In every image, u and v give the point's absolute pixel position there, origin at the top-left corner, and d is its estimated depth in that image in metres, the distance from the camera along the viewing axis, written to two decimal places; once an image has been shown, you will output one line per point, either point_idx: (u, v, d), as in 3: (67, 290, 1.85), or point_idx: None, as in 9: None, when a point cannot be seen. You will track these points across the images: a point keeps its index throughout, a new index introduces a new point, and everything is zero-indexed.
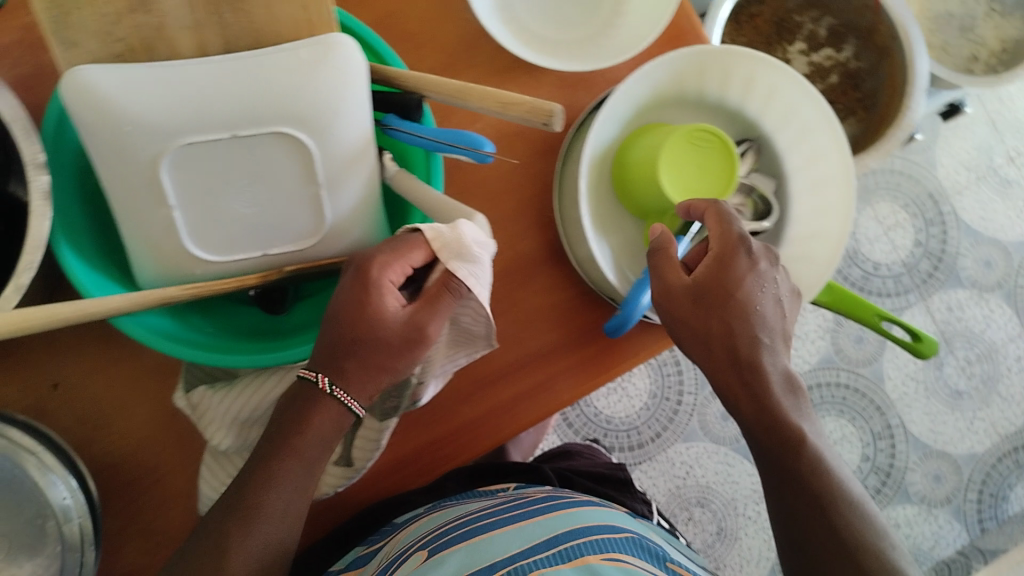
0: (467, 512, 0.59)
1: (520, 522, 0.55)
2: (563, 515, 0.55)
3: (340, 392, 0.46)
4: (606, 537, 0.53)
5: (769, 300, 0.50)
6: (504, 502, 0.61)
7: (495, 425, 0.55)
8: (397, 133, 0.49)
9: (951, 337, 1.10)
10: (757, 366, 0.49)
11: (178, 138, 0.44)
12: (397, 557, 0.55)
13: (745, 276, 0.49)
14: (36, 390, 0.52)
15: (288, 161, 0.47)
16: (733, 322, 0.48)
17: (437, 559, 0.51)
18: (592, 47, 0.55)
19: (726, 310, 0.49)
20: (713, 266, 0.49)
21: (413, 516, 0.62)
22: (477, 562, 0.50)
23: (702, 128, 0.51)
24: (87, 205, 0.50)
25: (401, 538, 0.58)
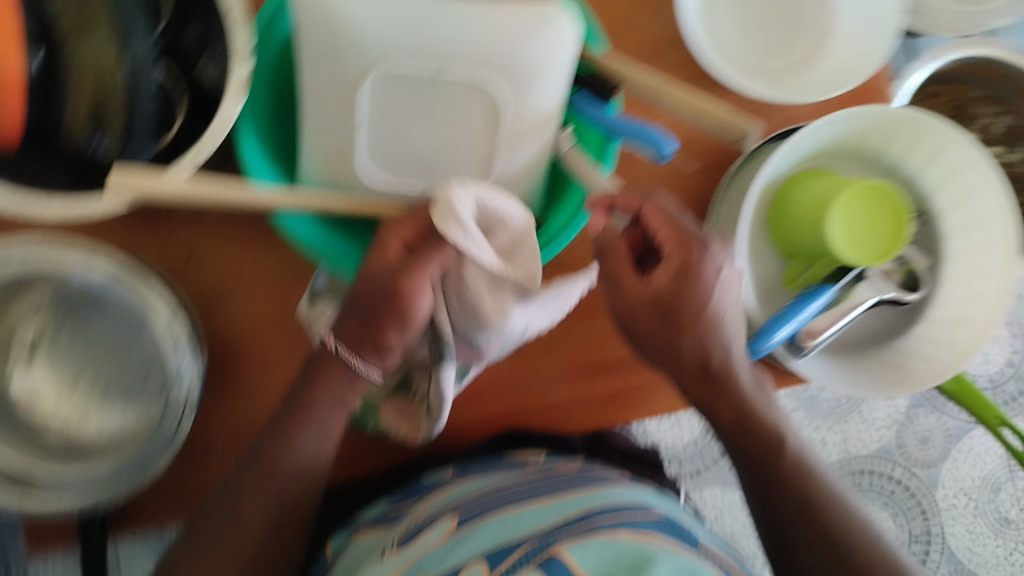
0: (497, 486, 0.60)
1: (550, 500, 0.55)
2: (596, 490, 0.55)
3: (342, 349, 0.47)
4: (637, 513, 0.52)
5: (729, 291, 0.48)
6: (535, 478, 0.60)
7: (540, 413, 0.60)
8: (580, 111, 0.49)
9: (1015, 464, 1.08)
10: (725, 375, 0.50)
11: (388, 61, 0.45)
12: (424, 524, 0.56)
13: (687, 278, 0.46)
14: (170, 258, 0.54)
15: (480, 109, 0.47)
16: (691, 334, 0.47)
17: (468, 533, 0.52)
18: (784, 82, 0.54)
19: (686, 317, 0.47)
20: (667, 273, 0.46)
21: (445, 484, 0.62)
22: (505, 537, 0.51)
23: (881, 187, 0.51)
24: (271, 96, 0.51)
25: (432, 502, 0.60)
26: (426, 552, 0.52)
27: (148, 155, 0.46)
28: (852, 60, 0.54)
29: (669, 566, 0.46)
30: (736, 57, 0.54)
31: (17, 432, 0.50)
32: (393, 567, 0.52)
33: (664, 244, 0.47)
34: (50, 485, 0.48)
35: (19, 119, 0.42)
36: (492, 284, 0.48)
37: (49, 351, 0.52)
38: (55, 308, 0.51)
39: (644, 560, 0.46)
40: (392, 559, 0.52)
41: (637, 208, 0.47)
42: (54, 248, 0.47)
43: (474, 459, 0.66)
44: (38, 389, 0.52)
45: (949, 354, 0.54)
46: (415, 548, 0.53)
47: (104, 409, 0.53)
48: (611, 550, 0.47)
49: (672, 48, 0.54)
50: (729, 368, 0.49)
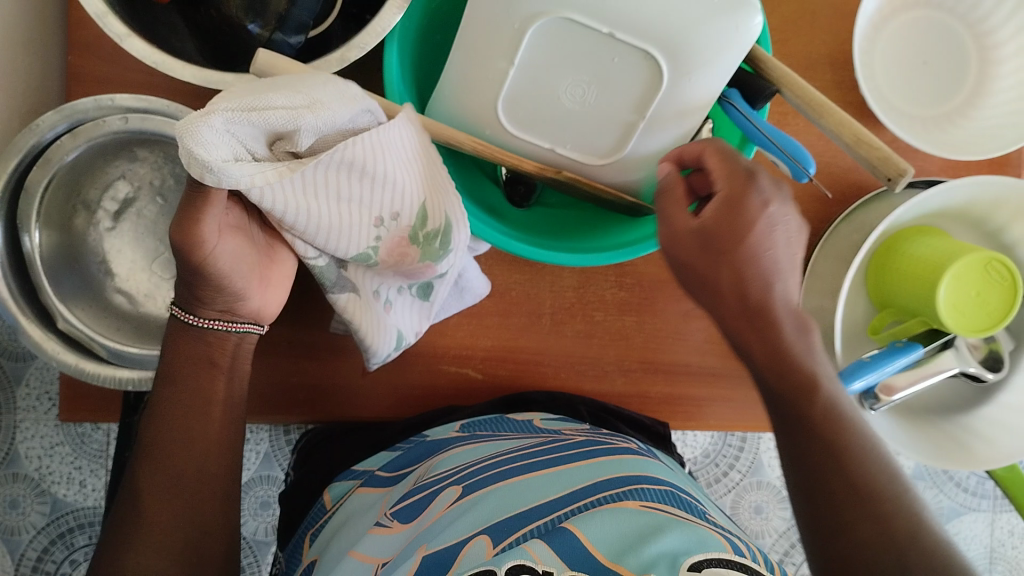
0: (501, 450, 0.50)
1: (557, 466, 0.46)
2: (607, 461, 0.46)
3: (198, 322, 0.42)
4: (649, 488, 0.42)
5: (779, 241, 0.39)
6: (542, 441, 0.51)
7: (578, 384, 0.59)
8: (731, 109, 0.48)
9: (998, 557, 1.01)
10: (770, 315, 0.39)
11: (563, 10, 0.44)
12: (427, 485, 0.48)
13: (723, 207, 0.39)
14: None
15: (636, 82, 0.47)
16: (730, 267, 0.39)
17: (469, 501, 0.43)
18: (925, 134, 0.54)
19: (736, 257, 0.39)
20: (722, 169, 0.40)
21: (450, 442, 0.53)
22: (509, 511, 0.41)
23: (1002, 262, 0.50)
24: (427, 19, 0.50)
25: (436, 463, 0.50)
26: (430, 522, 0.43)
27: (296, 44, 0.47)
28: (999, 131, 0.53)
29: (680, 534, 0.36)
30: (887, 96, 0.55)
31: (91, 293, 0.50)
32: (395, 542, 0.43)
33: (715, 176, 0.40)
34: (113, 351, 0.48)
35: None
36: (354, 209, 0.39)
37: (133, 220, 0.52)
38: (158, 172, 0.51)
39: (652, 530, 0.36)
40: (395, 531, 0.45)
41: (697, 153, 0.42)
42: (180, 115, 0.47)
43: (479, 417, 0.56)
44: (116, 252, 0.51)
45: (1013, 441, 0.53)
46: (418, 519, 0.45)
47: (174, 289, 0.52)
48: (616, 520, 0.37)
49: (837, 67, 0.55)
50: (773, 303, 0.39)
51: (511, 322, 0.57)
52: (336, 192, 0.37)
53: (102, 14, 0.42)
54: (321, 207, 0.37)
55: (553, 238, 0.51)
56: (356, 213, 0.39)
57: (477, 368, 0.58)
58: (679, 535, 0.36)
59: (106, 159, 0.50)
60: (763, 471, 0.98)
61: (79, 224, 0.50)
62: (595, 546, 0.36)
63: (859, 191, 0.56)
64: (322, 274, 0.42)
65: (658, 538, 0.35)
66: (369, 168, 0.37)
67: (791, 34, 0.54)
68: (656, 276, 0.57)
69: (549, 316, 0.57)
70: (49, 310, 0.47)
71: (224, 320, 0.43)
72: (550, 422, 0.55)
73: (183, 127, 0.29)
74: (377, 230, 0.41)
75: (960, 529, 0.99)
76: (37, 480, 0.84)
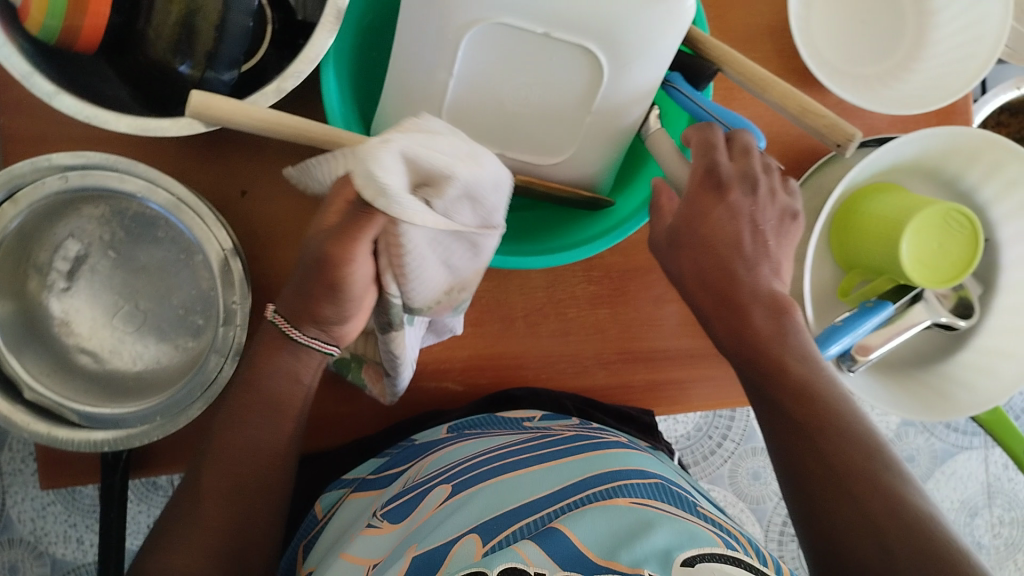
0: (489, 448, 0.50)
1: (544, 464, 0.46)
2: (602, 457, 0.46)
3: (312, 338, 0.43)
4: (638, 483, 0.41)
5: (743, 228, 0.43)
6: (532, 436, 0.51)
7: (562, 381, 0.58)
8: (675, 93, 0.48)
9: (995, 492, 1.02)
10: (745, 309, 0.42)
11: (495, 17, 0.43)
12: (417, 489, 0.48)
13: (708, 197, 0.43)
14: (225, 190, 0.52)
15: (577, 76, 0.46)
16: (702, 266, 0.43)
17: (459, 501, 0.43)
18: (870, 91, 0.54)
19: (698, 247, 0.43)
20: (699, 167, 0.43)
21: (440, 442, 0.53)
22: (499, 509, 0.42)
23: (960, 211, 0.50)
24: (357, 36, 0.49)
25: (427, 463, 0.51)
26: (421, 521, 0.43)
27: (229, 80, 0.46)
28: (938, 81, 0.54)
29: (670, 530, 0.36)
30: (827, 58, 0.55)
31: (54, 358, 0.49)
32: (386, 542, 0.43)
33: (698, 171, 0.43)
34: (85, 415, 0.47)
35: (104, 24, 0.44)
36: (451, 268, 0.44)
37: (88, 277, 0.51)
38: (108, 227, 0.50)
39: (643, 525, 0.36)
40: (385, 530, 0.44)
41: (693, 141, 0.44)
42: (120, 167, 0.45)
43: (467, 419, 0.56)
44: (75, 313, 0.50)
45: (992, 382, 0.54)
46: (409, 518, 0.45)
47: (139, 342, 0.51)
48: (607, 517, 0.37)
49: (776, 36, 0.55)
50: (741, 290, 0.42)
51: (485, 330, 0.56)
52: (444, 252, 0.42)
53: (29, 74, 0.41)
54: (430, 263, 0.42)
55: (525, 243, 0.51)
56: (443, 271, 0.44)
57: (456, 380, 0.57)
58: (668, 531, 0.36)
59: (54, 219, 0.49)
60: (757, 437, 0.99)
61: (33, 288, 0.49)
62: (583, 543, 0.36)
63: (815, 156, 0.57)
64: (394, 317, 0.43)
65: (648, 534, 0.35)
66: (483, 251, 0.44)
67: (727, 10, 0.54)
68: (624, 265, 0.57)
69: (523, 318, 0.56)
70: (14, 381, 0.46)
71: (320, 340, 0.43)
72: (544, 420, 0.55)
73: (370, 151, 0.35)
74: (440, 297, 0.45)
75: (956, 468, 1.01)
76: (34, 543, 0.83)
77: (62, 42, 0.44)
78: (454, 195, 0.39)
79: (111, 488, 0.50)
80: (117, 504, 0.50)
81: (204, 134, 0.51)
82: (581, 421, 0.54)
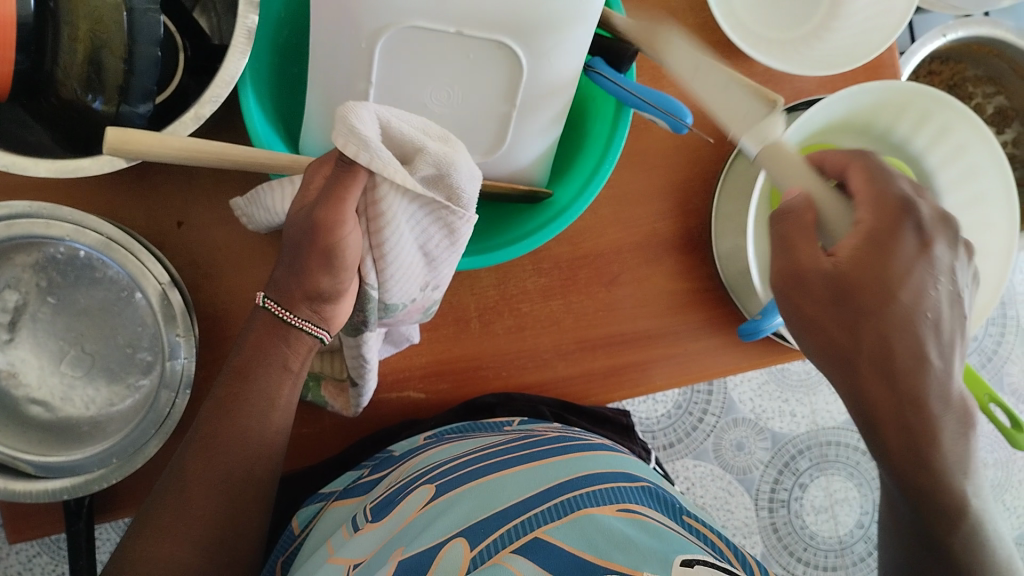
0: (475, 449, 0.50)
1: (528, 463, 0.45)
2: (587, 458, 0.46)
3: (303, 321, 0.42)
4: (626, 486, 0.42)
5: (940, 294, 0.40)
6: (516, 438, 0.51)
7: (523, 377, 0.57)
8: (598, 78, 0.48)
9: (976, 435, 1.03)
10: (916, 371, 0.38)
11: (406, 20, 0.43)
12: (399, 488, 0.47)
13: (879, 247, 0.39)
14: (160, 223, 0.51)
15: (497, 73, 0.46)
16: (883, 321, 0.38)
17: (445, 502, 0.43)
18: (794, 54, 0.54)
19: (882, 314, 0.38)
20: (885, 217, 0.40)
21: (417, 449, 0.53)
22: (489, 510, 0.41)
23: (894, 164, 0.51)
24: (273, 55, 0.49)
25: (412, 465, 0.51)
26: (405, 523, 0.43)
27: (146, 113, 0.45)
28: (861, 37, 0.54)
29: (654, 540, 0.37)
30: (750, 24, 0.56)
31: (4, 412, 0.48)
32: (371, 540, 0.44)
33: (863, 217, 0.40)
34: (41, 466, 0.46)
35: (11, 70, 0.43)
36: (424, 267, 0.44)
37: (30, 326, 0.50)
38: (43, 274, 0.49)
39: (633, 531, 0.37)
40: (371, 529, 0.45)
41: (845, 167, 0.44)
42: (45, 213, 0.45)
43: (448, 427, 0.55)
44: (22, 363, 0.50)
45: (947, 329, 0.53)
46: (391, 517, 0.45)
47: (89, 386, 0.50)
48: (598, 524, 0.38)
49: (696, 10, 0.55)
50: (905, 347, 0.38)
51: (440, 334, 0.56)
52: (423, 240, 0.42)
53: None
54: (407, 247, 0.41)
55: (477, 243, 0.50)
56: (418, 268, 0.43)
57: (418, 387, 0.56)
58: (660, 540, 0.37)
59: None
60: (736, 407, 1.00)
61: None
62: (573, 547, 0.37)
63: None
64: (368, 309, 0.43)
65: (637, 541, 0.36)
66: (462, 243, 0.43)
67: None
68: (571, 255, 0.57)
69: (477, 321, 0.56)
70: None
71: (310, 324, 0.42)
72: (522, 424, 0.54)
73: (347, 105, 0.36)
74: (416, 295, 0.45)
75: None
76: None
77: None
78: (429, 172, 0.40)
79: (76, 535, 0.49)
80: (85, 551, 0.50)
81: (132, 168, 0.50)
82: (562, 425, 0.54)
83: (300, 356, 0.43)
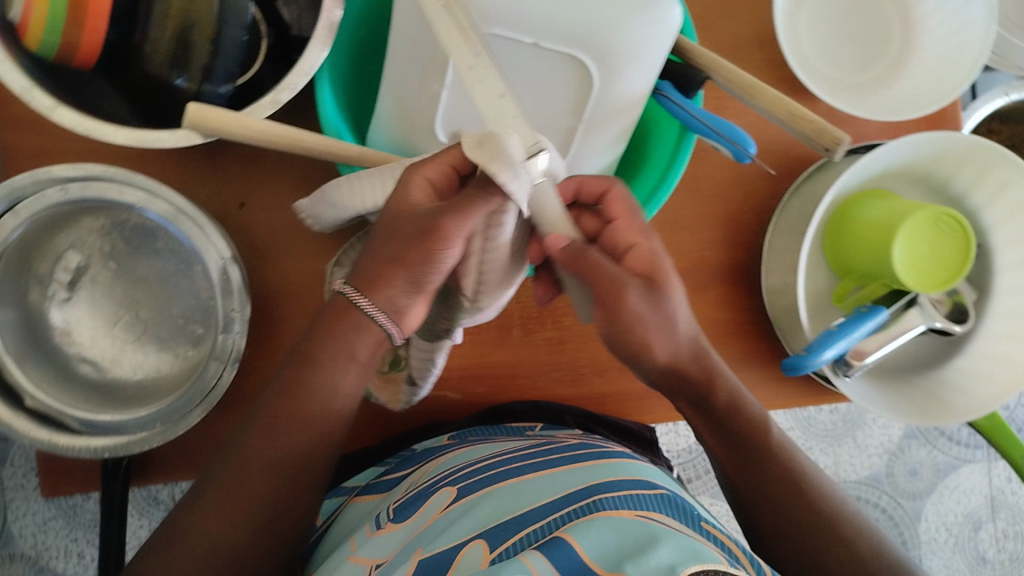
0: (494, 454, 0.50)
1: (551, 469, 0.46)
2: (606, 465, 0.45)
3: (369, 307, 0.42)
4: (644, 494, 0.41)
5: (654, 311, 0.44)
6: (534, 445, 0.51)
7: (555, 389, 0.58)
8: (664, 101, 0.48)
9: (999, 505, 1.01)
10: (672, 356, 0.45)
11: (485, 28, 0.44)
12: (422, 490, 0.48)
13: (642, 300, 0.43)
14: (223, 202, 0.52)
15: (569, 86, 0.47)
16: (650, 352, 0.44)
17: (466, 503, 0.44)
18: (861, 99, 0.55)
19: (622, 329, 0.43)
20: (645, 256, 0.44)
21: (441, 449, 0.54)
22: (506, 514, 0.41)
23: (952, 215, 0.51)
24: (351, 50, 0.50)
25: (431, 468, 0.51)
26: (427, 524, 0.44)
27: (226, 93, 0.47)
28: (929, 87, 0.54)
29: (674, 545, 0.35)
30: (818, 66, 0.56)
31: (55, 367, 0.50)
32: (393, 542, 0.44)
33: (636, 260, 0.44)
34: (86, 422, 0.48)
35: (101, 40, 0.44)
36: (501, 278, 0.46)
37: (88, 288, 0.52)
38: (108, 238, 0.51)
39: (649, 538, 0.36)
40: (391, 530, 0.45)
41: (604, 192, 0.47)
42: (120, 179, 0.46)
43: (469, 430, 0.56)
44: (77, 323, 0.51)
45: (990, 387, 0.53)
46: (413, 519, 0.45)
47: (139, 351, 0.52)
48: (612, 528, 0.37)
49: (766, 46, 0.56)
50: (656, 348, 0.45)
51: (482, 339, 0.57)
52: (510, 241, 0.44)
53: (27, 89, 0.42)
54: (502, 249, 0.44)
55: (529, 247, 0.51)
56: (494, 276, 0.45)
57: (455, 389, 0.57)
58: (674, 546, 0.35)
59: (54, 230, 0.49)
60: None
61: (34, 298, 0.50)
62: (588, 554, 0.35)
63: (806, 164, 0.57)
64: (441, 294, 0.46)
65: (654, 547, 0.35)
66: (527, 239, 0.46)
67: (716, 21, 0.55)
68: None
69: (519, 330, 0.57)
70: (17, 390, 0.47)
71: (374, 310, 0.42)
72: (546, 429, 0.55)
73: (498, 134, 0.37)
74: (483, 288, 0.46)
75: (960, 482, 1.00)
76: (35, 557, 0.83)
77: (61, 57, 0.44)
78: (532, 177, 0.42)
79: (111, 496, 0.50)
80: (118, 511, 0.51)
81: (203, 146, 0.52)
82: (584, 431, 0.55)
83: (368, 347, 0.43)
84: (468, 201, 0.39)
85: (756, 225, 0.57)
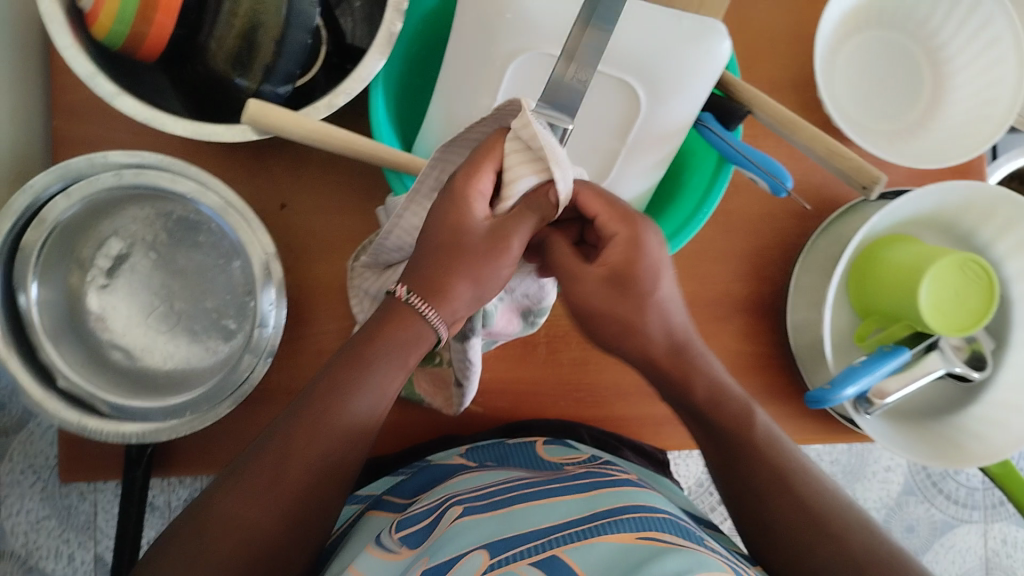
0: (502, 481, 0.49)
1: (561, 493, 0.45)
2: (615, 492, 0.44)
3: (416, 301, 0.40)
4: (650, 515, 0.40)
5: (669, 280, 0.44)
6: (544, 472, 0.50)
7: (575, 407, 0.59)
8: (706, 132, 0.49)
9: (993, 568, 1.01)
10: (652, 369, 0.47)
11: (541, 46, 0.46)
12: (431, 508, 0.47)
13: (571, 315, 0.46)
14: (266, 203, 0.54)
15: (616, 109, 0.48)
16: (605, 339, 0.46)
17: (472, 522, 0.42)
18: (893, 147, 0.57)
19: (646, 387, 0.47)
20: (620, 249, 0.42)
21: (455, 468, 0.53)
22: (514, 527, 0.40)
23: (976, 261, 0.52)
24: (407, 65, 0.52)
25: (440, 489, 0.50)
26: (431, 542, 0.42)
27: (283, 93, 0.48)
28: (957, 140, 0.56)
29: (678, 558, 0.34)
30: (852, 114, 0.59)
31: (88, 351, 0.50)
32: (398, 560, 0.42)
33: (609, 252, 0.42)
34: (114, 406, 0.48)
35: (167, 35, 0.46)
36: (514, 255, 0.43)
37: (127, 275, 0.52)
38: (152, 228, 0.52)
39: (650, 556, 0.35)
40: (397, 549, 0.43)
41: (574, 196, 0.43)
42: (173, 169, 0.47)
43: (483, 444, 0.56)
44: (112, 309, 0.52)
45: (1003, 437, 0.54)
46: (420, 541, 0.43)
47: (170, 343, 0.52)
48: (615, 549, 0.36)
49: (800, 89, 0.58)
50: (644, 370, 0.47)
51: (507, 353, 0.57)
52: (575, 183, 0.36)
53: (92, 75, 0.43)
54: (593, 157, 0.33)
55: None
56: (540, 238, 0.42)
57: (475, 402, 0.58)
58: (679, 557, 0.34)
59: (100, 217, 0.51)
60: None
61: (74, 282, 0.51)
62: (587, 572, 0.35)
63: (834, 206, 0.59)
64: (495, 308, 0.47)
65: (658, 560, 0.34)
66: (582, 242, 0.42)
67: (756, 64, 0.57)
68: None
69: (543, 348, 0.58)
70: (49, 370, 0.47)
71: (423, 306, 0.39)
72: (554, 448, 0.54)
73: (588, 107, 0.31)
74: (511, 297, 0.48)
75: (956, 541, 1.00)
76: (25, 556, 0.82)
77: (126, 48, 0.46)
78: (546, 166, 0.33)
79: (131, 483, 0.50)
80: (136, 499, 0.51)
81: (251, 146, 0.53)
82: (591, 454, 0.54)
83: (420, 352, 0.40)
84: (521, 212, 0.40)
85: (782, 261, 0.58)
